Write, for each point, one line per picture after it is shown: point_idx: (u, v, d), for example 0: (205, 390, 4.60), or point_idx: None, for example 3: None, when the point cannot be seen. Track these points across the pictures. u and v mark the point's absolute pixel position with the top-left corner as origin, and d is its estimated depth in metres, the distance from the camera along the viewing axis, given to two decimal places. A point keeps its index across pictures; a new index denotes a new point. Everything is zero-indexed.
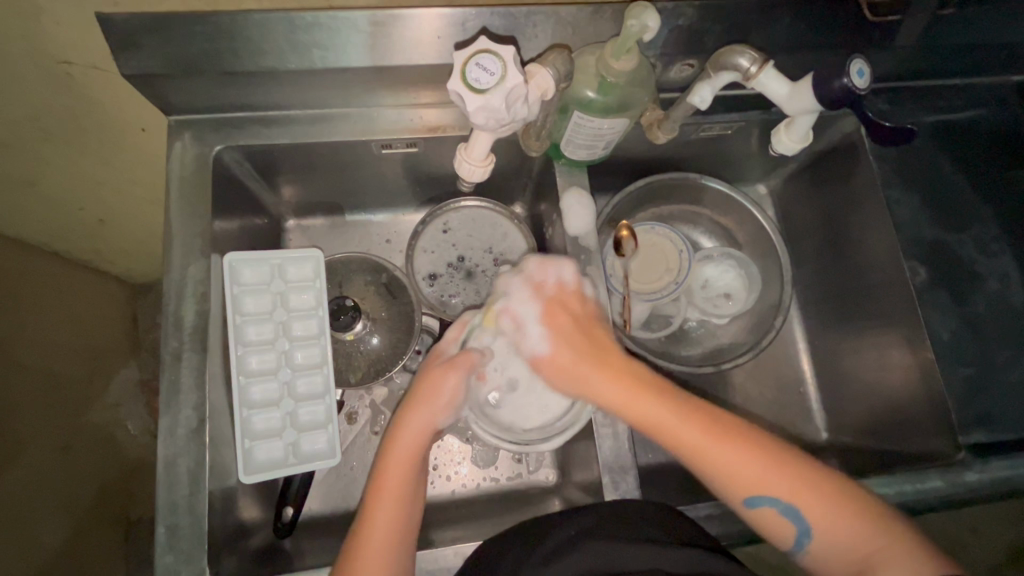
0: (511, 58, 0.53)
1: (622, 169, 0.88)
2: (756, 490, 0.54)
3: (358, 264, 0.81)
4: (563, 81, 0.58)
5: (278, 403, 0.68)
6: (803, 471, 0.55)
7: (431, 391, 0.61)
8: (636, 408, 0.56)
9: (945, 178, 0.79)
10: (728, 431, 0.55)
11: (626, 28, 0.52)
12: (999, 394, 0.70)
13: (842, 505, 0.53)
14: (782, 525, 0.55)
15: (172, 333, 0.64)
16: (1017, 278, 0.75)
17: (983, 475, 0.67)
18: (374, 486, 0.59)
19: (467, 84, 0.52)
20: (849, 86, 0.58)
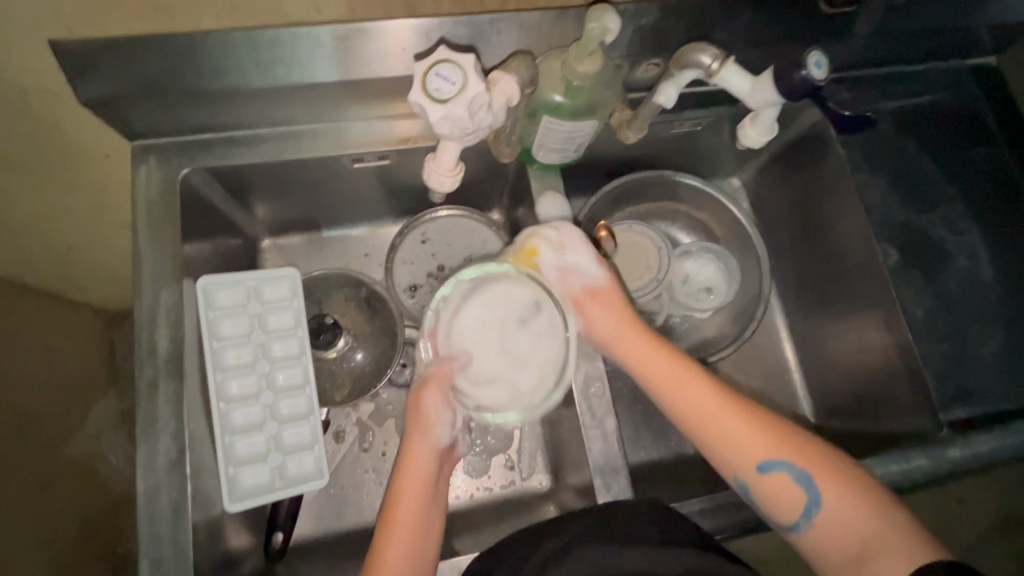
0: (471, 67, 0.53)
1: (596, 170, 0.89)
2: (763, 451, 0.56)
3: (339, 280, 0.79)
4: (528, 87, 0.58)
5: (261, 427, 0.67)
6: (815, 452, 0.56)
7: (421, 418, 0.62)
8: (649, 370, 0.62)
9: (912, 161, 0.80)
10: (739, 407, 0.58)
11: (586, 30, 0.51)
12: (977, 369, 0.72)
13: (847, 483, 0.55)
14: (791, 493, 0.56)
15: (147, 362, 0.62)
16: (986, 255, 0.77)
17: (966, 451, 0.69)
18: (387, 520, 0.58)
19: (427, 95, 0.52)
20: (808, 79, 0.59)
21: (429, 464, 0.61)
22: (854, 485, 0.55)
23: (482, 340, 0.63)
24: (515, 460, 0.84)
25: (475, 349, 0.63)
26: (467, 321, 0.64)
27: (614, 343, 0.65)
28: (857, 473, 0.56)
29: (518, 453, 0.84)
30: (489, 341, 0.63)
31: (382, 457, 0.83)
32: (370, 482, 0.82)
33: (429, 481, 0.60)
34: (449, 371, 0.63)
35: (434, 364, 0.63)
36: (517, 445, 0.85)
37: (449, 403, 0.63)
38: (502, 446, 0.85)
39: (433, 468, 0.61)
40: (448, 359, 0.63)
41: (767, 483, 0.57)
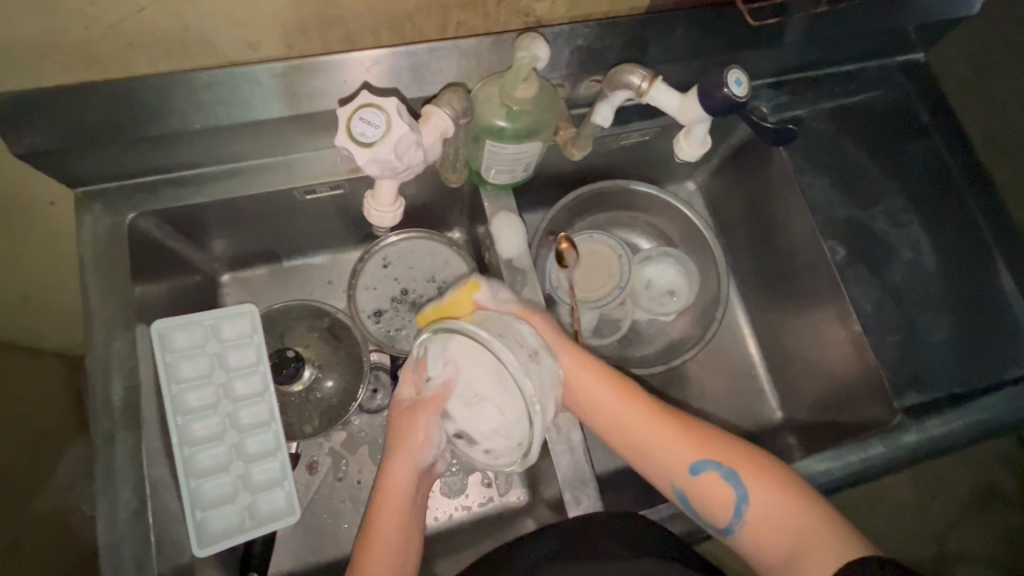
0: (395, 109, 0.53)
1: (553, 184, 0.90)
2: (690, 454, 0.61)
3: (297, 312, 0.79)
4: (463, 118, 0.60)
5: (228, 467, 0.66)
6: (739, 452, 0.61)
7: (400, 444, 0.63)
8: (579, 387, 0.65)
9: (852, 158, 0.83)
10: (663, 415, 0.63)
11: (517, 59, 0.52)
12: (926, 355, 0.75)
13: (775, 483, 0.59)
14: (722, 493, 0.59)
15: (102, 413, 0.60)
16: (927, 243, 0.80)
17: (920, 436, 0.71)
18: (366, 538, 0.60)
19: (353, 140, 0.53)
20: (731, 95, 0.63)
21: (405, 485, 0.63)
22: (778, 480, 0.59)
23: (473, 378, 0.59)
24: (492, 478, 0.84)
25: (472, 392, 0.59)
26: (463, 356, 0.60)
27: (578, 382, 0.65)
28: (787, 472, 0.60)
29: (494, 470, 0.85)
30: (485, 380, 0.59)
31: (358, 485, 0.83)
32: (348, 510, 0.82)
33: (408, 507, 0.62)
34: (444, 400, 0.62)
35: (433, 391, 0.62)
36: (493, 461, 0.85)
37: (435, 434, 0.63)
38: (478, 464, 0.85)
39: (410, 487, 0.63)
40: (442, 390, 0.61)
41: (696, 484, 0.60)
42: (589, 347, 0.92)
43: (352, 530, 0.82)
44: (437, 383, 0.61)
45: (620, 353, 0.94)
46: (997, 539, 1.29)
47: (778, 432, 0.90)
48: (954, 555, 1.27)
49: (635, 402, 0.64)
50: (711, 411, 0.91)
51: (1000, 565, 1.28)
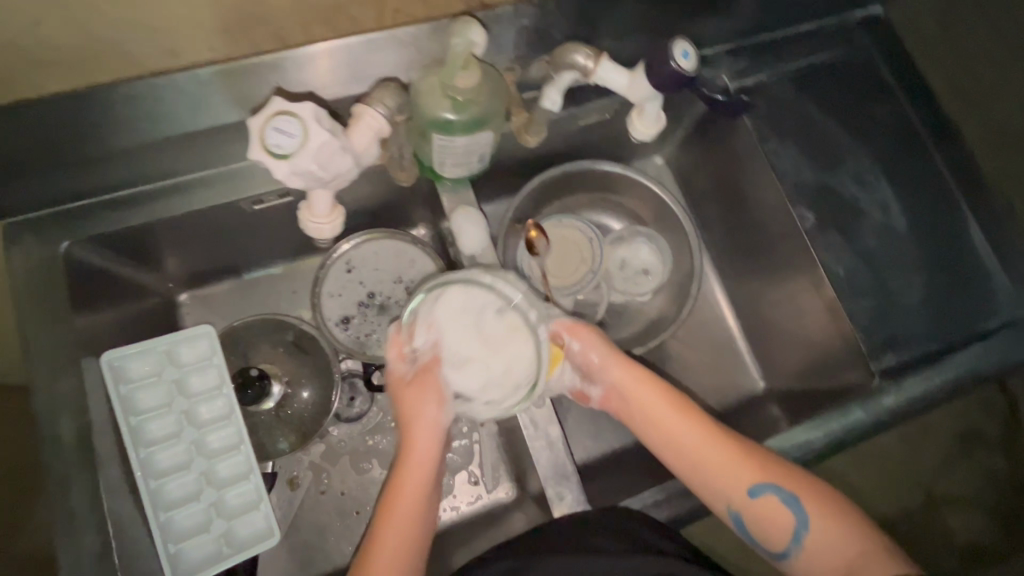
0: (308, 116, 0.54)
1: (515, 172, 0.87)
2: (751, 475, 0.62)
3: (260, 327, 0.76)
4: (398, 115, 0.60)
5: (199, 495, 0.64)
6: (804, 480, 0.62)
7: (422, 405, 0.64)
8: (645, 406, 0.68)
9: (816, 121, 0.81)
10: (734, 442, 0.64)
11: (452, 45, 0.52)
12: (900, 315, 0.75)
13: (837, 513, 0.61)
14: (781, 514, 0.61)
15: (52, 457, 0.55)
16: (896, 202, 0.79)
17: (899, 398, 0.71)
18: (387, 501, 0.62)
19: (269, 151, 0.53)
20: (678, 68, 0.61)
21: (430, 444, 0.64)
22: (838, 507, 0.61)
23: (460, 339, 0.62)
24: (478, 475, 0.83)
25: (459, 350, 0.62)
26: (450, 322, 0.63)
27: (630, 391, 0.68)
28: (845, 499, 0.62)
29: (480, 467, 0.83)
30: (468, 339, 0.62)
31: (343, 495, 0.82)
32: (335, 522, 0.81)
33: (428, 469, 0.64)
34: (437, 361, 0.63)
35: (425, 356, 0.64)
36: (478, 459, 0.84)
37: (446, 400, 0.64)
38: (464, 463, 0.83)
39: (433, 449, 0.64)
40: (430, 351, 0.63)
41: (755, 505, 0.62)
42: None
43: (341, 542, 0.81)
44: (427, 346, 0.63)
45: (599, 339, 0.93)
46: (982, 481, 1.31)
47: (761, 402, 0.90)
48: (941, 499, 1.30)
49: (700, 425, 0.65)
50: (693, 387, 0.91)
51: (988, 506, 1.30)
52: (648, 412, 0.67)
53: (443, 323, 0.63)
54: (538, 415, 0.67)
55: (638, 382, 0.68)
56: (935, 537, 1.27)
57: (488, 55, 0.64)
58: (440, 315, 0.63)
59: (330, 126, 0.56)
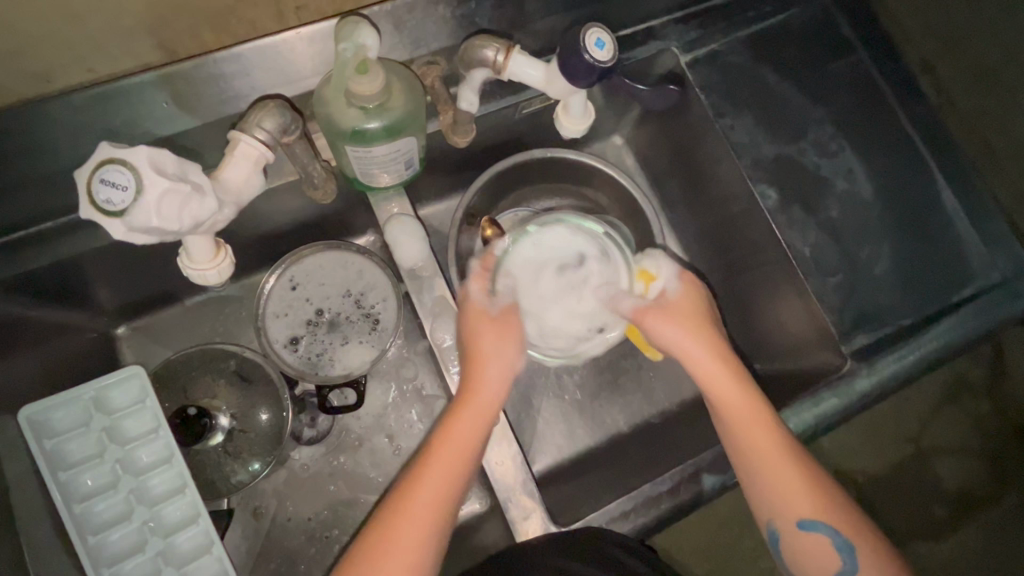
0: (141, 163, 0.46)
1: (462, 168, 0.82)
2: (813, 512, 0.61)
3: (200, 359, 0.72)
4: (287, 134, 0.54)
5: (143, 546, 0.60)
6: (861, 527, 0.61)
7: (494, 356, 0.64)
8: (728, 408, 0.63)
9: (774, 89, 0.76)
10: (811, 470, 0.62)
11: (339, 53, 0.46)
12: (871, 290, 0.71)
13: (883, 562, 0.60)
14: (823, 548, 0.60)
15: None
16: (862, 171, 0.75)
17: (872, 379, 0.68)
18: (437, 441, 0.59)
19: (98, 209, 0.46)
20: (591, 61, 0.55)
21: (490, 402, 0.62)
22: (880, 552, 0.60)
23: (535, 288, 0.71)
24: None
25: (534, 297, 0.71)
26: (524, 272, 0.72)
27: (717, 391, 0.64)
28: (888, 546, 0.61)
29: None
30: (541, 288, 0.72)
31: (310, 521, 0.79)
32: (304, 549, 0.78)
33: (487, 421, 0.60)
34: (512, 319, 0.67)
35: (500, 308, 0.67)
36: None
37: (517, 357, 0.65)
38: None
39: (493, 408, 0.62)
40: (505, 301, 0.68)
41: (805, 534, 0.61)
42: None
43: (312, 569, 0.78)
44: (507, 293, 0.69)
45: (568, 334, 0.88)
46: (972, 431, 1.29)
47: None
48: (932, 454, 1.28)
49: (781, 448, 0.61)
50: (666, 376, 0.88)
51: (979, 457, 1.29)
52: (727, 414, 0.63)
53: (517, 271, 0.71)
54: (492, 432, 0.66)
55: (728, 379, 0.64)
56: (924, 490, 1.26)
57: (406, 50, 0.58)
58: (515, 266, 0.71)
59: (172, 171, 0.48)
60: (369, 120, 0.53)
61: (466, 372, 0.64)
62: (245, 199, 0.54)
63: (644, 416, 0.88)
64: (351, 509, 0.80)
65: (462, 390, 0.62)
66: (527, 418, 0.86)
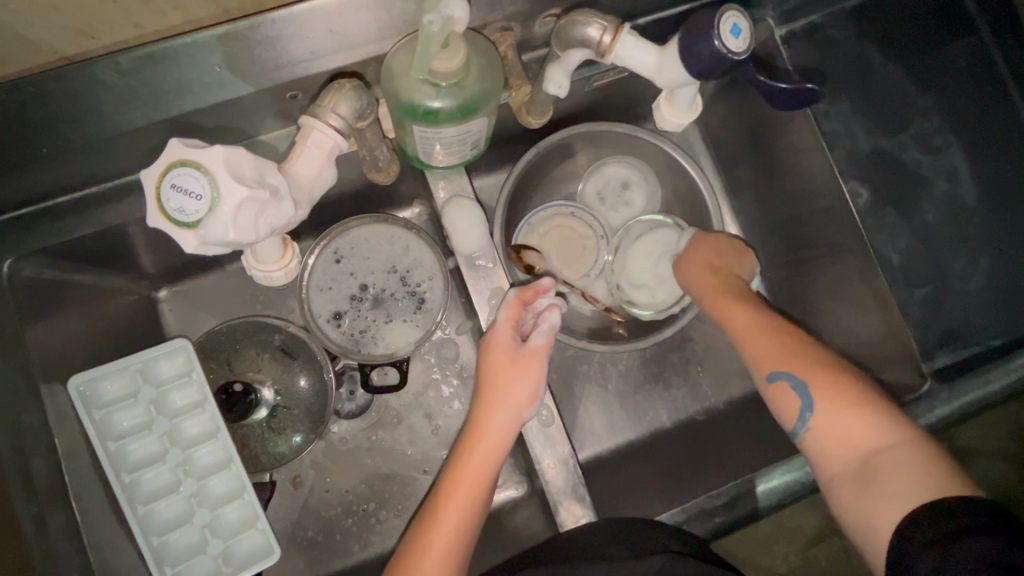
0: (216, 168, 0.44)
1: (519, 141, 0.75)
2: (772, 361, 0.58)
3: (244, 332, 0.71)
4: (362, 119, 0.52)
5: (191, 516, 0.60)
6: (833, 373, 0.55)
7: (508, 388, 0.59)
8: (711, 293, 0.66)
9: (878, 71, 0.67)
10: (774, 325, 0.60)
11: (424, 25, 0.41)
12: (961, 306, 0.65)
13: (879, 420, 0.52)
14: (789, 401, 0.56)
15: (25, 498, 0.51)
16: (970, 170, 0.66)
17: (952, 404, 0.64)
18: (446, 484, 0.56)
19: (169, 217, 0.45)
20: (720, 49, 0.49)
21: (501, 436, 0.58)
22: (863, 402, 0.53)
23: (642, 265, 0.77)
24: None
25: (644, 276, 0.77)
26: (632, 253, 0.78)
27: (699, 283, 0.68)
28: (871, 389, 0.55)
29: None
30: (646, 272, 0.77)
31: (347, 494, 0.79)
32: (341, 521, 0.79)
33: (497, 459, 0.57)
34: (545, 349, 0.61)
35: (530, 346, 0.61)
36: None
37: (536, 394, 0.61)
38: None
39: (507, 437, 0.59)
40: (540, 335, 0.61)
41: (773, 393, 0.58)
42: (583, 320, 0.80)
43: (348, 541, 0.78)
44: (542, 332, 0.61)
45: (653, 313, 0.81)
46: None
47: None
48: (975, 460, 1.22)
49: (746, 313, 0.62)
50: (715, 372, 0.84)
51: None
52: (711, 301, 0.65)
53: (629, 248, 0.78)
54: (548, 433, 0.67)
55: (711, 277, 0.67)
56: None
57: (479, 15, 0.51)
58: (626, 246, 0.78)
59: (248, 173, 0.46)
60: (438, 99, 0.50)
61: (477, 406, 0.60)
62: (319, 190, 0.52)
63: (689, 413, 0.84)
64: (389, 484, 0.80)
65: (473, 425, 0.59)
66: (568, 408, 0.83)
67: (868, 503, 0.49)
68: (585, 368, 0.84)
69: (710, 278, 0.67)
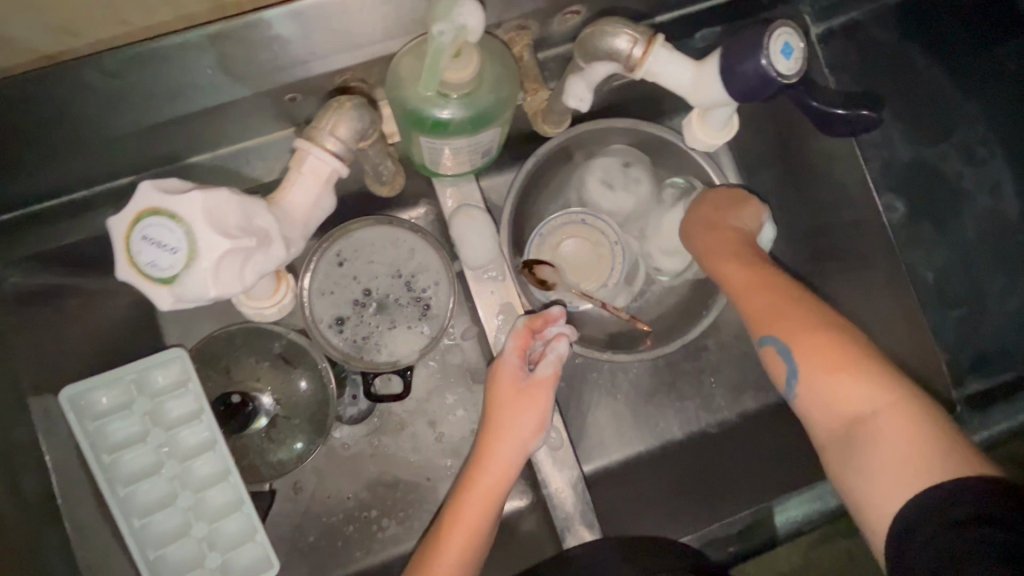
0: (188, 218, 0.41)
1: (532, 141, 0.71)
2: (766, 325, 0.54)
3: (242, 339, 0.68)
4: (365, 137, 0.49)
5: (188, 529, 0.59)
6: (822, 335, 0.51)
7: (515, 418, 0.59)
8: (710, 259, 0.61)
9: (920, 75, 0.62)
10: (778, 289, 0.55)
11: (433, 37, 0.38)
12: (998, 328, 0.62)
13: (872, 384, 0.48)
14: (777, 366, 0.53)
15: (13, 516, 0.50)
16: (1014, 183, 0.61)
17: (984, 432, 0.61)
18: (451, 514, 0.56)
19: (138, 269, 0.42)
20: (769, 70, 0.45)
21: (507, 465, 0.58)
22: (855, 363, 0.49)
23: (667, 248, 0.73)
24: None
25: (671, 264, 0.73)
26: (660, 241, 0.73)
27: (700, 247, 0.63)
28: (865, 348, 0.50)
29: None
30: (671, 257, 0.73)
31: (349, 501, 0.77)
32: (342, 528, 0.77)
33: (502, 490, 0.57)
34: (553, 378, 0.60)
35: (538, 375, 0.60)
36: None
37: (543, 424, 0.60)
38: None
39: (513, 468, 0.58)
40: (548, 365, 0.60)
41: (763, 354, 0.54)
42: (602, 329, 0.76)
43: (349, 547, 0.77)
44: (550, 362, 0.60)
45: (670, 315, 0.77)
46: None
47: None
48: None
49: (749, 273, 0.57)
50: (731, 384, 0.81)
51: None
52: (712, 270, 0.61)
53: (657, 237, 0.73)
54: (557, 456, 0.65)
55: (717, 243, 0.61)
56: None
57: (494, 12, 0.47)
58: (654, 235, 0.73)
59: (225, 217, 0.42)
60: (448, 109, 0.46)
61: (482, 435, 0.59)
62: (314, 225, 0.49)
63: (702, 425, 0.80)
64: (391, 491, 0.78)
65: (478, 455, 0.58)
66: (576, 418, 0.80)
67: (852, 474, 0.48)
68: (596, 377, 0.81)
69: (706, 245, 0.62)
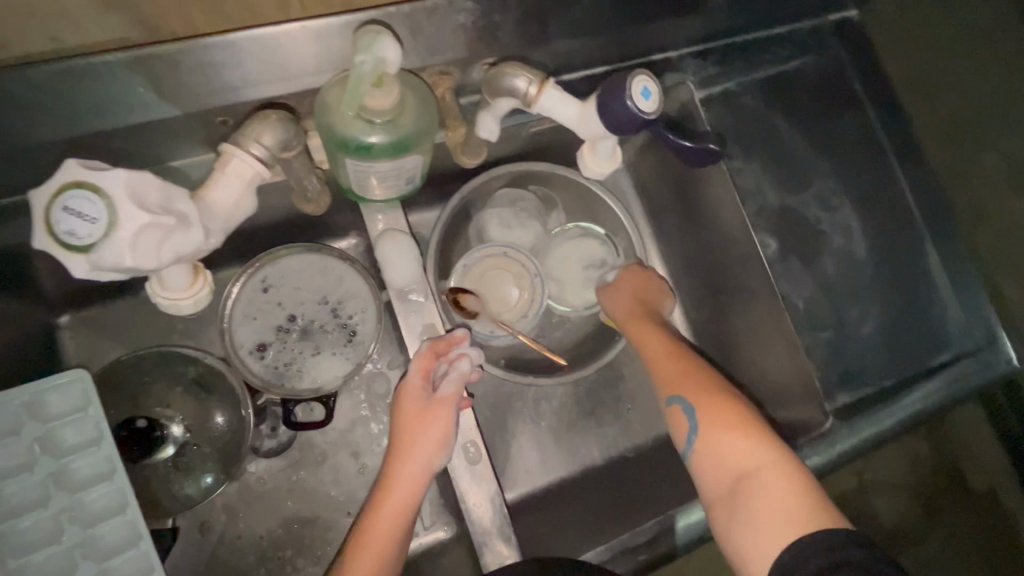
0: (112, 194, 0.44)
1: (457, 179, 0.77)
2: (673, 386, 0.62)
3: (153, 365, 0.66)
4: (286, 149, 0.52)
5: (72, 571, 0.54)
6: (719, 398, 0.60)
7: (419, 437, 0.60)
8: (630, 325, 0.71)
9: (782, 137, 0.74)
10: (684, 358, 0.64)
11: (357, 64, 0.44)
12: (859, 349, 0.72)
13: (753, 442, 0.56)
14: (681, 422, 0.61)
15: None
16: (860, 226, 0.74)
17: (852, 440, 0.69)
18: (355, 539, 0.57)
19: (57, 240, 0.44)
20: (634, 109, 0.55)
21: (412, 485, 0.59)
22: (746, 424, 0.57)
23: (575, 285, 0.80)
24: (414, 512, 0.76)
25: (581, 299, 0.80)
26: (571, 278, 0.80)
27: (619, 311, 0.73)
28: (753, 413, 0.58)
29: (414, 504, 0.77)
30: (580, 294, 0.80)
31: (261, 542, 0.73)
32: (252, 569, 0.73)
33: (407, 511, 0.58)
34: (457, 396, 0.62)
35: (440, 394, 0.62)
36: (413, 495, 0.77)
37: (447, 442, 0.61)
38: None
39: (418, 489, 0.60)
40: (451, 382, 0.62)
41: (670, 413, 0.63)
42: (523, 356, 0.80)
43: None
44: (452, 380, 0.62)
45: (587, 344, 0.82)
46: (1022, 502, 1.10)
47: None
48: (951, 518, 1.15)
49: (661, 343, 0.67)
50: (646, 409, 0.86)
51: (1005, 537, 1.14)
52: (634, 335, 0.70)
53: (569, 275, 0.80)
54: (474, 471, 0.66)
55: (638, 322, 0.70)
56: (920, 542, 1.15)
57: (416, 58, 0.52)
58: (567, 272, 0.80)
59: (147, 199, 0.46)
60: (373, 134, 0.51)
61: (389, 457, 0.61)
62: (235, 219, 0.53)
63: (619, 449, 0.85)
64: (309, 528, 0.75)
65: (383, 479, 0.59)
66: (500, 446, 0.82)
67: (738, 526, 0.53)
68: (520, 406, 0.83)
69: (624, 316, 0.72)
